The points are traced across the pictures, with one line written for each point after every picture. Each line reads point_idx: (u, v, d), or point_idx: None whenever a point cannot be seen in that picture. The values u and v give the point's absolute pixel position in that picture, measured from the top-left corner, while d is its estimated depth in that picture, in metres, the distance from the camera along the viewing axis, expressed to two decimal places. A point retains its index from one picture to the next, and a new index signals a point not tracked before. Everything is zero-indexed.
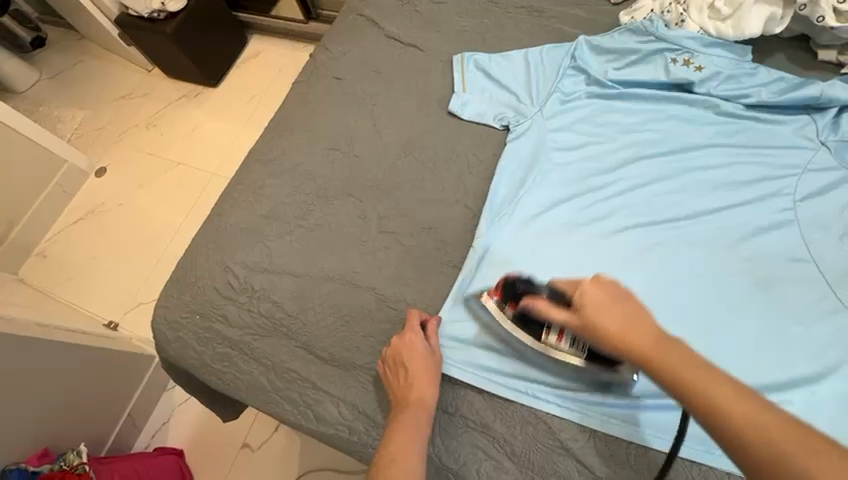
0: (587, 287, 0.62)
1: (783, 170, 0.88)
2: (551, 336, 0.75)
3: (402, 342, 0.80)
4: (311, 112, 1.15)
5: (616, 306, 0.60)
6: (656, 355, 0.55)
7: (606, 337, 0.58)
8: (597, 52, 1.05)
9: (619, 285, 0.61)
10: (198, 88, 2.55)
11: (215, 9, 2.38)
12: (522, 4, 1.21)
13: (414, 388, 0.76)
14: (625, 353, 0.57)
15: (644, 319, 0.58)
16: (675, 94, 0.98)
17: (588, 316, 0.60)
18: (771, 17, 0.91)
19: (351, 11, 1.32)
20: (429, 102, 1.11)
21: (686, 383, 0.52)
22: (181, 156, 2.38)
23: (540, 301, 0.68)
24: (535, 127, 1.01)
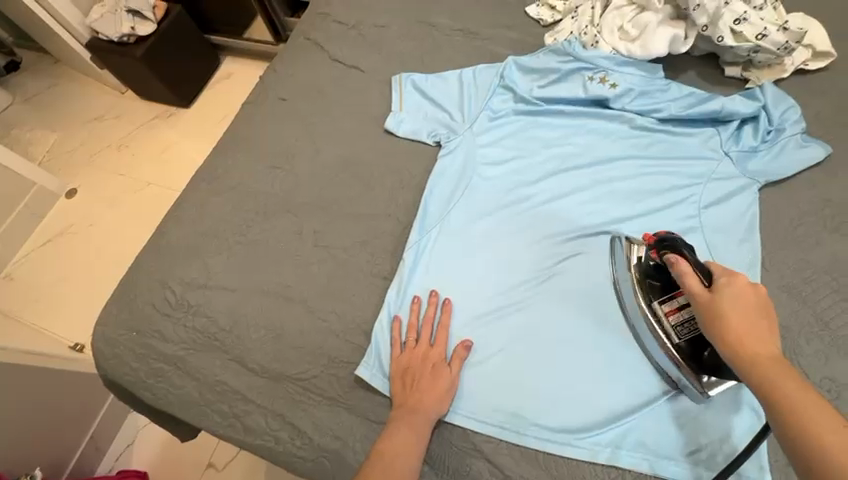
0: (741, 282, 0.65)
1: (690, 179, 0.94)
2: (662, 306, 0.77)
3: (429, 356, 0.83)
4: (256, 131, 1.19)
5: (763, 312, 0.64)
6: (745, 336, 0.61)
7: (710, 314, 0.65)
8: (524, 71, 1.11)
9: (769, 300, 0.65)
10: (170, 110, 2.59)
11: (186, 33, 2.42)
12: (458, 27, 1.28)
13: (426, 399, 0.78)
14: (716, 329, 0.63)
15: (771, 325, 0.63)
16: (592, 111, 1.04)
17: (715, 301, 0.64)
18: (675, 37, 0.98)
19: (299, 35, 1.38)
20: (367, 120, 1.16)
21: (761, 359, 0.59)
22: (151, 177, 2.40)
23: (682, 263, 0.70)
24: (465, 143, 1.06)
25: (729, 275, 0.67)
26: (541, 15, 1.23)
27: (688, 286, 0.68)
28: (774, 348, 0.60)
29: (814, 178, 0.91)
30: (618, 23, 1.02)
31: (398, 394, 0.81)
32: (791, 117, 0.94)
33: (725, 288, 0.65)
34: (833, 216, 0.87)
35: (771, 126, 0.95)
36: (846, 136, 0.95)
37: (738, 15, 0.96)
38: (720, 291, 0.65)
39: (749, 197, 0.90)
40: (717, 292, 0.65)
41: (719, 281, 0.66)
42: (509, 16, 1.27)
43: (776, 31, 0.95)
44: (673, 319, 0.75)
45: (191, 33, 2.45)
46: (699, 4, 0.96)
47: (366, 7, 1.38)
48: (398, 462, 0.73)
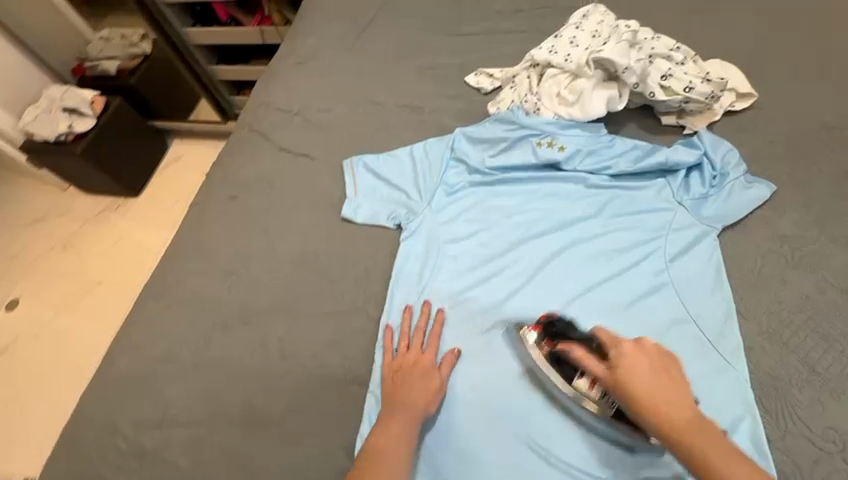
0: (626, 347, 0.72)
1: (651, 233, 0.94)
2: (580, 381, 0.77)
3: (420, 362, 0.85)
4: (206, 235, 1.13)
5: (663, 373, 0.70)
6: (659, 407, 0.67)
7: (620, 393, 0.69)
8: (473, 141, 1.12)
9: (662, 357, 0.71)
10: (118, 201, 2.47)
11: (128, 123, 2.35)
12: (403, 103, 1.30)
13: (410, 403, 0.81)
14: (631, 400, 0.68)
15: (674, 379, 0.69)
16: (545, 174, 1.05)
17: (619, 373, 0.70)
18: (610, 98, 1.01)
19: (244, 127, 1.36)
20: (322, 209, 1.12)
21: (671, 424, 0.65)
22: (102, 274, 2.24)
23: (577, 350, 0.76)
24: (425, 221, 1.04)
25: (615, 344, 0.73)
26: (481, 83, 1.27)
27: (588, 366, 0.73)
28: (688, 409, 0.67)
29: (764, 215, 0.94)
30: (555, 90, 1.04)
31: (384, 402, 0.82)
32: (733, 161, 0.98)
33: (625, 362, 0.70)
34: (792, 251, 0.89)
35: (715, 171, 0.98)
36: (785, 170, 0.99)
37: (663, 72, 1.01)
38: (618, 365, 0.70)
39: (711, 245, 0.91)
40: (617, 364, 0.71)
41: (614, 355, 0.72)
42: (451, 87, 1.30)
43: (701, 83, 1.00)
44: (594, 393, 0.76)
45: (132, 122, 2.37)
46: (626, 68, 0.98)
47: (309, 92, 1.39)
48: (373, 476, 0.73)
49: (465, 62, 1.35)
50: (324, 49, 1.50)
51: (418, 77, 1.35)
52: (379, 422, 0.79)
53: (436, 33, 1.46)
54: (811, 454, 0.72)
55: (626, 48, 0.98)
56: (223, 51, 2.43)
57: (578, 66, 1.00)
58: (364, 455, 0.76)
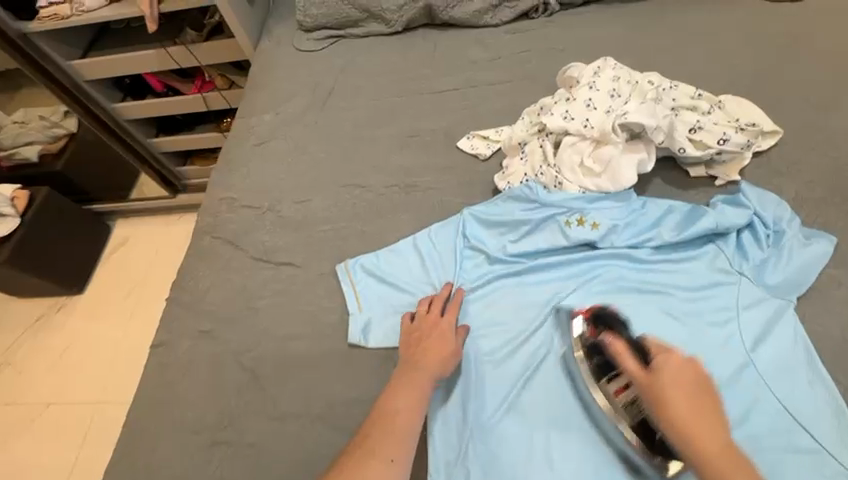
0: (678, 357, 0.67)
1: (722, 314, 0.81)
2: (611, 386, 0.73)
3: (439, 325, 0.84)
4: (178, 389, 0.91)
5: (702, 387, 0.65)
6: (682, 411, 0.62)
7: (651, 393, 0.66)
8: (487, 223, 0.96)
9: (707, 375, 0.66)
10: (61, 301, 2.13)
11: (62, 213, 2.02)
12: (392, 182, 1.12)
13: (429, 357, 0.80)
14: (656, 406, 0.64)
15: (711, 398, 0.64)
16: (580, 254, 0.90)
17: (655, 381, 0.65)
18: (639, 161, 0.88)
19: (204, 233, 1.14)
20: (319, 333, 0.92)
21: (702, 439, 0.60)
22: (52, 393, 1.91)
23: (621, 345, 0.72)
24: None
25: (663, 351, 0.68)
26: (477, 148, 1.11)
27: (627, 366, 0.70)
28: (723, 434, 0.61)
29: (833, 273, 0.83)
30: (576, 159, 0.91)
31: (402, 357, 0.82)
32: (785, 215, 0.87)
33: (662, 366, 0.66)
34: None
35: (768, 230, 0.87)
36: (838, 217, 0.90)
37: (692, 125, 0.89)
38: (659, 369, 0.66)
39: (792, 321, 0.79)
40: (658, 368, 0.66)
41: (655, 361, 0.67)
42: (443, 156, 1.14)
43: (734, 133, 0.90)
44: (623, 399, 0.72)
45: (66, 210, 2.05)
46: (657, 127, 0.86)
47: (276, 180, 1.19)
48: (399, 426, 0.73)
49: (451, 125, 1.20)
50: (286, 125, 1.31)
51: (401, 147, 1.19)
52: (402, 374, 0.79)
53: (410, 93, 1.31)
54: None
55: (652, 106, 0.86)
56: (162, 122, 2.17)
57: (602, 131, 0.88)
58: (392, 393, 0.77)
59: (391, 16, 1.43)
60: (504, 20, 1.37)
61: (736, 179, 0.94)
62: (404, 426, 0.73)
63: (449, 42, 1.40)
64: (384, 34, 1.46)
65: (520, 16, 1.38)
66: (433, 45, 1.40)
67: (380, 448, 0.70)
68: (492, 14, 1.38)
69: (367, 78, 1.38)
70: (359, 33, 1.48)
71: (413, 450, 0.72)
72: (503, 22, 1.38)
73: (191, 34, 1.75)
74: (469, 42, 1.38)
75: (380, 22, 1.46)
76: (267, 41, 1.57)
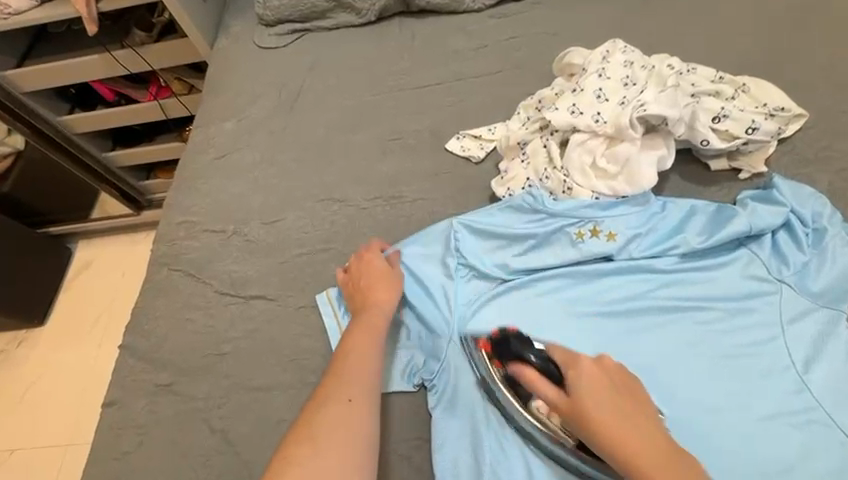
0: (585, 367, 0.60)
1: (763, 331, 0.70)
2: (539, 406, 0.68)
3: (371, 262, 0.81)
4: (135, 461, 0.76)
5: (628, 399, 0.59)
6: (607, 424, 0.56)
7: (572, 415, 0.58)
8: (483, 239, 0.82)
9: (625, 375, 0.61)
10: (21, 335, 1.93)
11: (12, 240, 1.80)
12: (374, 194, 0.99)
13: (374, 295, 0.77)
14: (583, 426, 0.57)
15: (631, 407, 0.58)
16: (593, 268, 0.77)
17: (576, 402, 0.58)
18: (659, 159, 0.76)
19: (160, 265, 0.99)
20: (300, 381, 0.78)
21: (635, 453, 0.54)
22: (15, 439, 1.73)
23: (528, 371, 0.64)
24: (453, 362, 0.75)
25: (572, 365, 0.61)
26: (469, 150, 0.98)
27: (542, 392, 0.62)
28: (658, 438, 0.56)
29: None
30: (587, 160, 0.78)
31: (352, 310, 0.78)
32: (828, 212, 0.76)
33: (579, 384, 0.59)
34: None
35: (808, 228, 0.75)
36: None
37: (716, 113, 0.78)
38: (573, 388, 0.59)
39: (845, 336, 0.68)
40: (572, 389, 0.59)
41: (570, 378, 0.60)
42: (431, 161, 1.01)
43: (764, 120, 0.79)
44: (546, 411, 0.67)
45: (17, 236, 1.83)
46: (679, 119, 0.74)
47: (242, 198, 1.04)
48: (358, 361, 0.68)
49: (437, 125, 1.06)
50: (250, 133, 1.16)
51: (382, 153, 1.05)
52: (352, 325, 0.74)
53: (389, 90, 1.16)
54: None
55: (673, 94, 0.74)
56: (118, 133, 1.97)
57: (617, 126, 0.75)
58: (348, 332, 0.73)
59: (362, 4, 1.28)
60: (488, 4, 1.24)
61: (764, 171, 0.84)
62: (364, 362, 0.68)
63: (428, 31, 1.26)
64: (356, 25, 1.31)
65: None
66: (411, 35, 1.26)
67: (345, 381, 0.66)
68: None
69: (339, 75, 1.23)
70: (327, 26, 1.32)
71: (371, 386, 0.66)
72: (486, 5, 1.24)
73: (139, 35, 1.56)
74: (450, 30, 1.24)
75: (350, 11, 1.31)
76: (224, 39, 1.41)
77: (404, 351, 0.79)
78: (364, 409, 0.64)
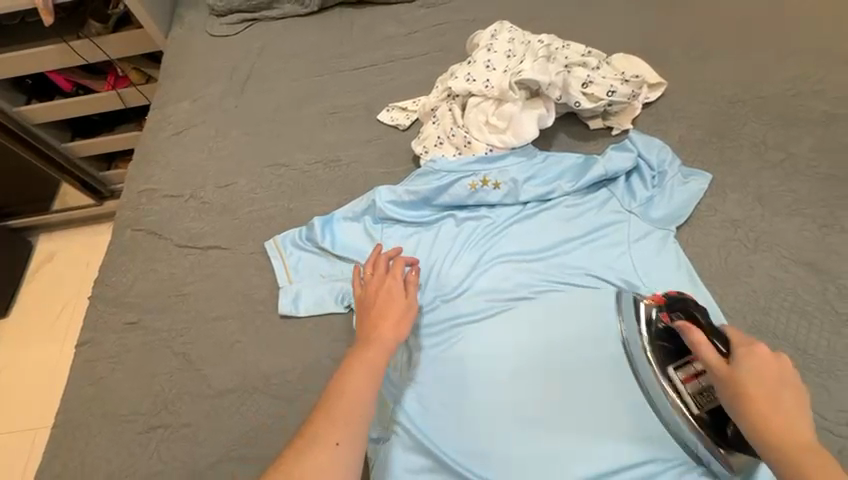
0: (762, 352, 0.62)
1: (613, 250, 0.90)
2: (678, 373, 0.75)
3: (386, 282, 0.85)
4: (107, 383, 0.89)
5: (779, 382, 0.60)
6: (766, 411, 0.58)
7: (729, 387, 0.61)
8: (397, 194, 0.98)
9: (779, 362, 0.62)
10: None
11: None
12: (316, 159, 1.14)
13: (382, 329, 0.79)
14: (746, 415, 0.59)
15: (795, 391, 0.60)
16: (487, 214, 0.96)
17: (736, 377, 0.61)
18: (539, 116, 0.95)
19: (124, 227, 1.10)
20: (250, 310, 0.93)
21: (788, 439, 0.56)
22: None
23: (695, 331, 0.66)
24: None
25: (745, 344, 0.64)
26: (396, 120, 1.14)
27: (701, 352, 0.64)
28: (806, 431, 0.57)
29: (711, 202, 0.94)
30: (482, 119, 0.97)
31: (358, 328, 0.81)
32: (667, 158, 0.97)
33: (748, 357, 0.62)
34: (747, 233, 0.90)
35: (654, 171, 0.96)
36: (714, 154, 1.01)
37: (583, 80, 0.97)
38: (738, 367, 0.62)
39: (671, 247, 0.89)
40: (736, 365, 0.62)
41: (738, 353, 0.63)
42: (365, 130, 1.17)
43: (621, 84, 0.99)
44: (690, 388, 0.74)
45: None
46: (549, 84, 0.93)
47: (198, 167, 1.17)
48: (353, 396, 0.71)
49: (371, 100, 1.22)
50: (204, 111, 1.28)
51: (324, 125, 1.20)
52: (349, 361, 0.76)
53: (330, 71, 1.31)
54: (831, 444, 0.72)
55: (543, 64, 0.93)
56: (76, 123, 2.02)
57: (501, 91, 0.94)
58: (348, 366, 0.75)
59: None
60: None
61: (628, 127, 1.04)
62: (366, 392, 0.72)
63: (365, 19, 1.42)
64: (300, 14, 1.46)
65: None
66: (350, 23, 1.41)
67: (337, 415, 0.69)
68: None
69: (286, 59, 1.37)
70: (273, 15, 1.46)
71: (362, 434, 0.69)
72: None
73: (95, 26, 1.65)
74: (384, 18, 1.40)
75: (294, 3, 1.45)
76: (178, 28, 1.52)
77: (335, 283, 0.93)
78: (350, 455, 0.67)
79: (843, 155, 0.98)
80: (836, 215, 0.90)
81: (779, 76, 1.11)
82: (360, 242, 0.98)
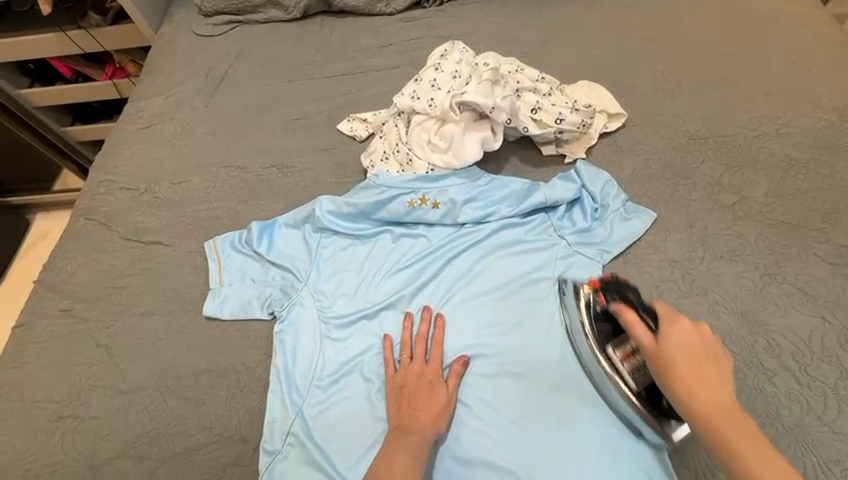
0: (682, 324, 0.62)
1: (541, 277, 0.88)
2: (617, 352, 0.74)
3: (426, 373, 0.79)
4: (30, 368, 0.90)
5: (708, 355, 0.60)
6: (689, 381, 0.58)
7: (654, 359, 0.61)
8: (337, 204, 0.97)
9: (716, 341, 0.62)
10: None
11: None
12: (270, 163, 1.14)
13: (421, 416, 0.73)
14: (663, 373, 0.60)
15: (718, 360, 0.60)
16: (423, 233, 0.95)
17: (661, 350, 0.61)
18: (483, 139, 0.95)
19: (79, 215, 1.13)
20: (179, 309, 0.93)
21: (710, 408, 0.56)
22: None
23: (628, 312, 0.66)
24: (297, 315, 0.88)
25: (669, 314, 0.63)
26: (355, 130, 1.15)
27: (635, 334, 0.64)
28: (727, 394, 0.57)
29: (652, 239, 0.92)
30: (425, 138, 0.97)
31: (391, 414, 0.75)
32: (611, 192, 0.95)
33: (670, 332, 0.61)
34: (683, 276, 0.87)
35: (596, 203, 0.94)
36: (664, 190, 0.99)
37: (533, 105, 0.97)
38: (665, 338, 0.61)
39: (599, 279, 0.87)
40: (662, 340, 0.61)
41: (662, 327, 0.62)
42: (323, 138, 1.17)
43: (571, 113, 0.98)
44: (628, 364, 0.74)
45: None
46: (493, 107, 0.92)
47: (159, 162, 1.19)
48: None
49: (335, 109, 1.23)
50: (175, 108, 1.31)
51: (285, 130, 1.21)
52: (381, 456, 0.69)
53: (302, 77, 1.33)
54: None
55: (488, 87, 0.92)
56: (76, 110, 2.07)
57: (442, 111, 0.94)
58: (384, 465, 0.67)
59: (289, 2, 1.45)
60: (397, 9, 1.42)
61: (581, 156, 1.02)
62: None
63: (344, 29, 1.43)
64: (284, 20, 1.48)
65: (413, 6, 1.43)
66: (329, 31, 1.43)
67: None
68: (386, 3, 1.42)
69: (262, 63, 1.39)
70: (258, 19, 1.49)
71: None
72: (397, 10, 1.43)
73: (94, 18, 1.71)
74: (363, 29, 1.42)
75: (278, 8, 1.48)
76: (167, 25, 1.56)
77: (264, 288, 0.93)
78: None
79: (798, 202, 0.94)
80: (780, 264, 0.86)
81: (746, 115, 1.08)
82: (295, 251, 0.97)
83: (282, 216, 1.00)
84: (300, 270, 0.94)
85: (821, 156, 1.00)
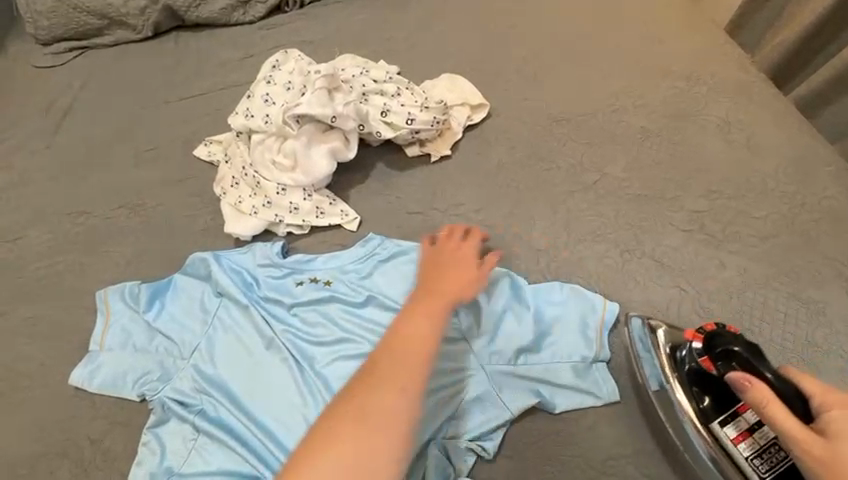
0: None
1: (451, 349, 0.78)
2: (729, 431, 0.66)
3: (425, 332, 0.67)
4: None
5: None
6: None
7: (814, 454, 0.56)
8: (225, 269, 0.87)
9: None
10: None
11: None
12: (120, 203, 1.04)
13: (400, 379, 0.62)
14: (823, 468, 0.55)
15: None
16: (315, 302, 0.84)
17: (826, 443, 0.56)
18: (332, 151, 0.90)
19: None
20: (11, 388, 0.82)
21: None
22: None
23: (770, 393, 0.60)
24: (171, 397, 0.77)
25: (837, 405, 0.59)
26: (213, 156, 1.06)
27: (777, 419, 0.59)
28: None
29: (518, 231, 0.90)
30: (269, 157, 0.91)
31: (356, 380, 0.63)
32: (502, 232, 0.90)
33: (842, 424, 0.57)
34: (549, 264, 0.86)
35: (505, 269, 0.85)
36: (530, 177, 0.96)
37: (381, 108, 0.94)
38: (830, 427, 0.57)
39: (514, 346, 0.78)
40: (829, 433, 0.57)
41: (833, 418, 0.58)
42: (180, 168, 1.07)
43: (421, 111, 0.96)
44: (745, 448, 0.65)
45: None
46: (334, 116, 0.88)
47: None
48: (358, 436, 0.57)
49: (192, 134, 1.14)
50: (9, 154, 1.16)
51: (136, 163, 1.10)
52: (364, 379, 0.62)
53: (156, 102, 1.21)
54: None
55: (323, 96, 0.88)
56: None
57: (279, 127, 0.89)
58: (360, 395, 0.60)
59: (135, 20, 1.33)
60: (256, 16, 1.33)
61: (448, 153, 0.99)
62: (387, 433, 0.58)
63: (202, 44, 1.32)
64: (134, 40, 1.35)
65: (273, 11, 1.35)
66: (185, 48, 1.32)
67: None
68: (243, 11, 1.33)
69: (112, 91, 1.26)
70: (105, 43, 1.35)
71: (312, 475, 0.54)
72: (257, 17, 1.33)
73: None
74: (222, 41, 1.31)
75: (125, 27, 1.34)
76: None
77: (140, 360, 0.82)
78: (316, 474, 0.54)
79: (655, 172, 0.95)
80: (639, 239, 0.87)
81: (606, 90, 1.08)
82: (178, 317, 0.85)
83: (176, 275, 0.88)
84: (184, 342, 0.83)
85: (673, 124, 1.01)
